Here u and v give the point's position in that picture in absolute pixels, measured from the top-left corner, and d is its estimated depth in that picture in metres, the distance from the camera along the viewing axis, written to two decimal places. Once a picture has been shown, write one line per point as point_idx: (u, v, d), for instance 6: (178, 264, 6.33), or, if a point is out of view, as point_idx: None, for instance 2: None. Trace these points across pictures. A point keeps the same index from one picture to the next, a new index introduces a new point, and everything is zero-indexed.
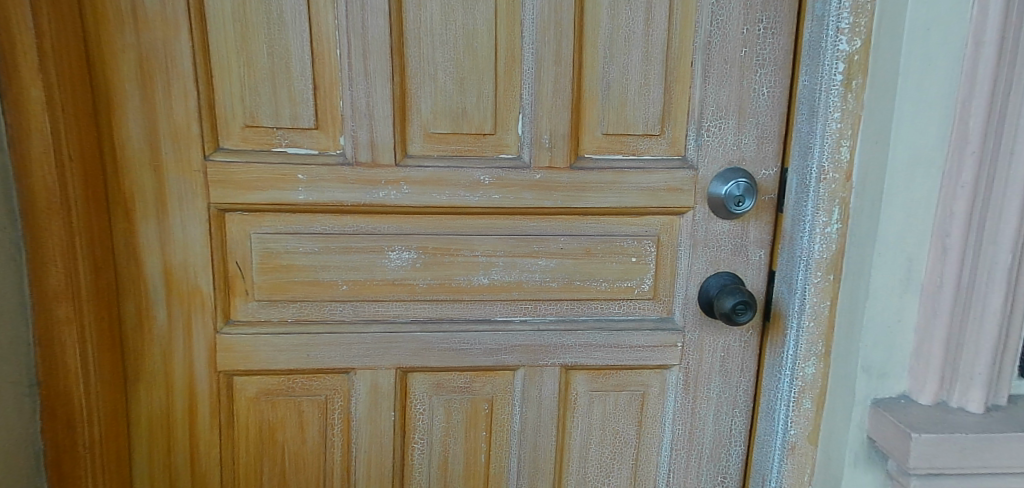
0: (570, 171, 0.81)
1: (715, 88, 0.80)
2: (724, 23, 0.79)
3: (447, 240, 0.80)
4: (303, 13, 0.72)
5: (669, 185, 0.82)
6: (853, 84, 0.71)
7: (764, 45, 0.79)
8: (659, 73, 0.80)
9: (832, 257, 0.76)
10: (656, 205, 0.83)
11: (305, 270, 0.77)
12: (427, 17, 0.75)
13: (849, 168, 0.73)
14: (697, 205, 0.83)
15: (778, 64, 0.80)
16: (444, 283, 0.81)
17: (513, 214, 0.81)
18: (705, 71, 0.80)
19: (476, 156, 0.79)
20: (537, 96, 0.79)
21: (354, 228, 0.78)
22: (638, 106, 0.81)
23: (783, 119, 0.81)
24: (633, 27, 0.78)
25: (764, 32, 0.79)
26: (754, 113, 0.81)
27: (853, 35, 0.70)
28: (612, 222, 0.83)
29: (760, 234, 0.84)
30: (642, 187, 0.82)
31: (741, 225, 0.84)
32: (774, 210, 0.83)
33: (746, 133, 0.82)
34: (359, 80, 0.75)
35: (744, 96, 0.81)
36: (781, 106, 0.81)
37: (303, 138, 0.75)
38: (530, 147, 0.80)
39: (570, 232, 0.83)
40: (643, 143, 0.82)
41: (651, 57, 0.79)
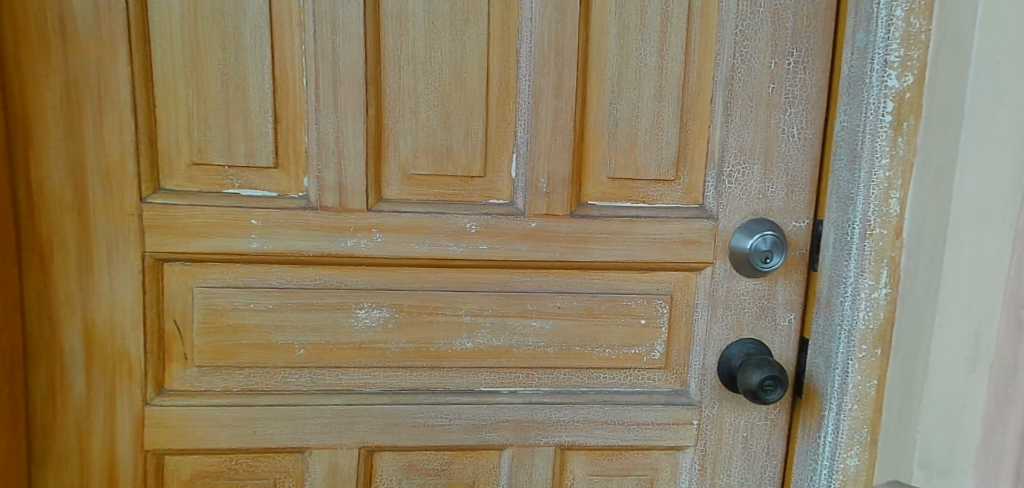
0: (570, 219, 0.70)
1: (738, 128, 0.70)
2: (748, 56, 0.69)
3: (426, 297, 0.69)
4: (265, 35, 0.63)
5: (684, 237, 0.72)
6: (904, 126, 0.61)
7: (795, 82, 0.70)
8: (674, 110, 0.70)
9: (879, 327, 0.64)
10: (670, 260, 0.72)
11: (255, 331, 0.66)
12: (408, 44, 0.65)
13: (899, 223, 0.63)
14: (717, 260, 0.72)
15: (811, 104, 0.70)
16: (420, 347, 0.69)
17: (504, 268, 0.70)
18: (727, 109, 0.70)
19: (463, 200, 0.69)
20: (534, 134, 0.69)
21: (315, 282, 0.66)
22: (650, 148, 0.70)
23: (817, 165, 0.71)
24: (645, 59, 0.69)
25: (795, 67, 0.69)
26: (782, 159, 0.71)
27: (903, 70, 0.61)
28: (620, 278, 0.72)
29: (789, 295, 0.73)
30: (653, 238, 0.71)
31: (768, 285, 0.73)
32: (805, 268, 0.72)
33: (773, 180, 0.72)
34: (326, 113, 0.64)
35: (771, 138, 0.71)
36: (813, 150, 0.71)
37: (260, 178, 0.64)
38: (524, 191, 0.70)
39: (570, 289, 0.71)
40: (655, 190, 0.72)
41: (664, 92, 0.70)
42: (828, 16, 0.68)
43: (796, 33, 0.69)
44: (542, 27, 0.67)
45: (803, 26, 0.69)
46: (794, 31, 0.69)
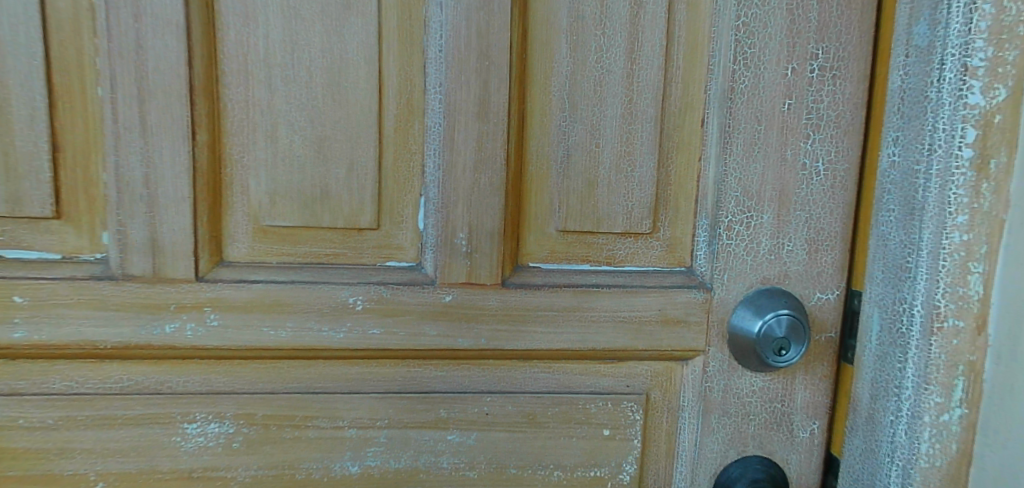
0: (501, 291, 0.49)
1: (741, 163, 0.50)
2: (756, 60, 0.49)
3: (290, 404, 0.48)
4: (36, 24, 0.42)
5: (665, 315, 0.51)
6: (990, 166, 0.41)
7: (819, 98, 0.49)
8: (650, 136, 0.50)
9: (949, 462, 0.44)
10: (643, 347, 0.51)
11: (32, 457, 0.46)
12: (258, 39, 0.45)
13: (981, 310, 0.43)
14: (712, 346, 0.52)
15: (841, 129, 0.50)
16: (281, 474, 0.49)
17: (405, 360, 0.49)
18: (725, 134, 0.50)
19: (347, 263, 0.48)
20: (448, 168, 0.48)
21: (125, 384, 0.46)
22: (616, 189, 0.50)
23: (851, 214, 0.50)
24: (609, 65, 0.48)
25: (819, 74, 0.49)
26: (803, 205, 0.50)
27: (992, 81, 0.41)
28: (574, 371, 0.52)
29: (810, 395, 0.53)
30: (620, 317, 0.51)
31: (783, 380, 0.52)
32: (832, 360, 0.52)
33: (790, 234, 0.51)
34: (130, 140, 0.44)
35: (788, 176, 0.50)
36: (846, 194, 0.50)
37: (34, 234, 0.44)
38: (435, 250, 0.49)
39: (502, 388, 0.51)
40: (624, 247, 0.51)
41: (636, 111, 0.49)
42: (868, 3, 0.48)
43: (821, 27, 0.49)
44: (458, 15, 0.46)
45: (830, 18, 0.49)
46: (818, 25, 0.49)
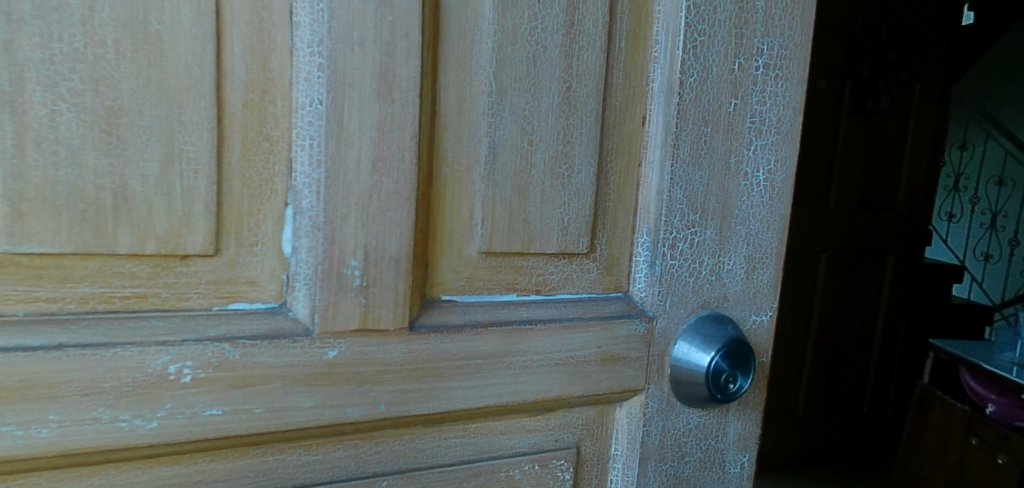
0: (408, 339, 0.36)
1: (688, 170, 0.42)
2: (705, 48, 0.41)
3: None
4: None
5: (606, 352, 0.42)
6: None
7: (762, 99, 0.44)
8: (590, 134, 0.40)
9: None
10: (580, 393, 0.42)
11: None
12: None
13: None
14: (651, 385, 0.44)
15: (780, 134, 0.45)
16: None
17: (260, 446, 0.34)
18: (671, 135, 0.41)
19: (157, 309, 0.31)
20: (331, 166, 0.32)
21: None
22: (550, 199, 0.39)
23: (782, 229, 0.46)
24: (543, 38, 0.37)
25: (764, 71, 0.43)
26: (744, 220, 0.45)
27: None
28: (493, 430, 0.40)
29: (741, 428, 0.48)
30: (555, 359, 0.40)
31: (719, 415, 0.47)
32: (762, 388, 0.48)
33: (732, 252, 0.45)
34: None
35: (731, 186, 0.44)
36: (780, 207, 0.46)
37: None
38: (310, 286, 0.34)
39: (402, 466, 0.38)
40: (557, 272, 0.41)
41: (574, 101, 0.39)
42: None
43: (766, 17, 0.43)
44: None
45: (774, 8, 0.43)
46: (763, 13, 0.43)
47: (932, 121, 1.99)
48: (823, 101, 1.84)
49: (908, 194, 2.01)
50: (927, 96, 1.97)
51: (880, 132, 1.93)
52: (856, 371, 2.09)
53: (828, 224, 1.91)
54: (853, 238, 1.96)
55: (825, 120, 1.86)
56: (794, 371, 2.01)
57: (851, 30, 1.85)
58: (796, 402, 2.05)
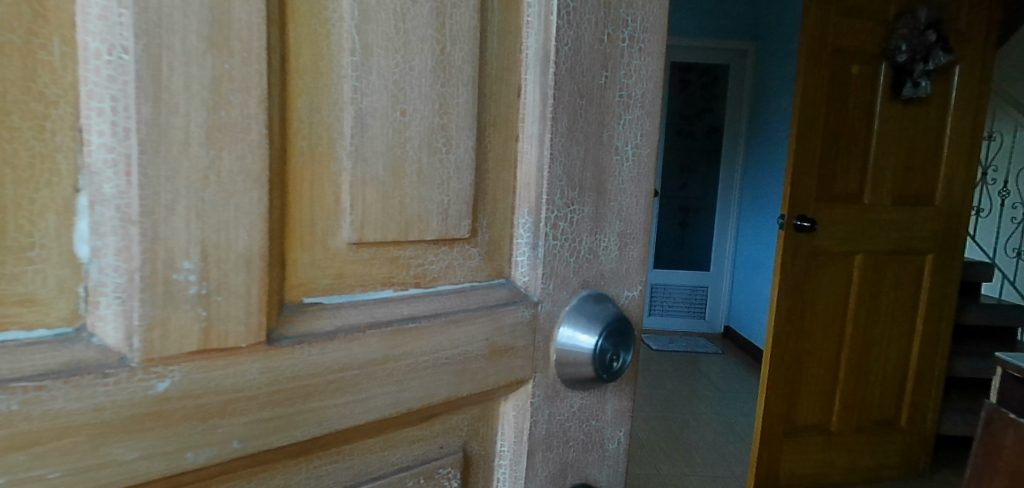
0: (269, 355, 0.29)
1: (565, 146, 0.40)
2: (578, 16, 0.39)
3: None
4: None
5: (493, 347, 0.38)
6: None
7: (629, 72, 0.43)
8: (464, 105, 0.36)
9: None
10: (469, 393, 0.38)
11: None
12: None
13: None
14: (539, 374, 0.41)
15: (644, 108, 0.44)
16: None
17: None
18: (549, 108, 0.39)
19: None
20: (151, 135, 0.24)
21: None
22: (424, 178, 0.34)
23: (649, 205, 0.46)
24: None
25: (626, 41, 0.42)
26: (620, 195, 0.43)
27: None
28: (371, 449, 0.35)
29: (618, 405, 0.48)
30: (440, 358, 0.36)
31: (599, 395, 0.46)
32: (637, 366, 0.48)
33: (609, 230, 0.43)
34: None
35: (606, 161, 0.42)
36: (650, 182, 0.46)
37: None
38: (123, 300, 0.25)
39: None
40: (436, 261, 0.36)
41: (445, 66, 0.34)
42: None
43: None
44: None
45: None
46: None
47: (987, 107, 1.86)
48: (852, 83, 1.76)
49: (962, 189, 1.88)
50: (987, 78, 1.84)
51: (919, 120, 1.83)
52: (881, 381, 1.93)
53: (867, 222, 1.80)
54: (881, 233, 1.82)
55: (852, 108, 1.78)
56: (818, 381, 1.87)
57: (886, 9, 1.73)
58: (808, 414, 1.87)
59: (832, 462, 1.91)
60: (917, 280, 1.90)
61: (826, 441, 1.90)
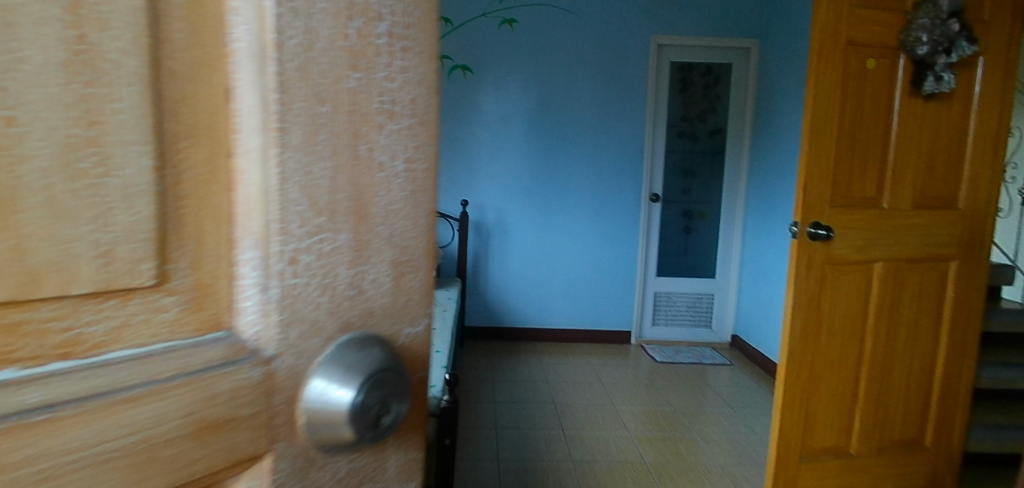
0: None
1: (281, 190, 0.42)
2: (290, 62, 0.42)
3: None
4: None
5: (216, 395, 0.40)
6: None
7: (358, 113, 0.46)
8: (158, 151, 0.37)
9: None
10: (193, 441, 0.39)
11: None
12: None
13: None
14: (297, 427, 0.44)
15: (402, 150, 0.50)
16: None
17: None
18: (257, 156, 0.41)
19: None
20: None
21: None
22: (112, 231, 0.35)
23: (432, 225, 0.55)
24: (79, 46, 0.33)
25: (373, 91, 0.47)
26: (381, 232, 0.49)
27: None
28: None
29: (398, 464, 0.55)
30: (142, 409, 0.36)
31: (375, 453, 0.52)
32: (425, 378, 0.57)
33: (353, 269, 0.47)
34: None
35: (362, 204, 0.47)
36: (416, 213, 0.52)
37: None
38: None
39: None
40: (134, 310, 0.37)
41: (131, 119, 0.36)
42: (407, 22, 0.49)
43: (366, 41, 0.46)
44: None
45: (378, 33, 0.47)
46: (359, 32, 0.45)
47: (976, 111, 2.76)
48: (876, 90, 2.67)
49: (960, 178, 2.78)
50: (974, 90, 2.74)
51: (924, 121, 2.73)
52: (911, 329, 2.80)
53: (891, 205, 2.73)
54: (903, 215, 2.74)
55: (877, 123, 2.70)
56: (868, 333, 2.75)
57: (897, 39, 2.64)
58: (819, 442, 2.74)
59: (888, 388, 2.79)
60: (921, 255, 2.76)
61: (843, 462, 2.75)
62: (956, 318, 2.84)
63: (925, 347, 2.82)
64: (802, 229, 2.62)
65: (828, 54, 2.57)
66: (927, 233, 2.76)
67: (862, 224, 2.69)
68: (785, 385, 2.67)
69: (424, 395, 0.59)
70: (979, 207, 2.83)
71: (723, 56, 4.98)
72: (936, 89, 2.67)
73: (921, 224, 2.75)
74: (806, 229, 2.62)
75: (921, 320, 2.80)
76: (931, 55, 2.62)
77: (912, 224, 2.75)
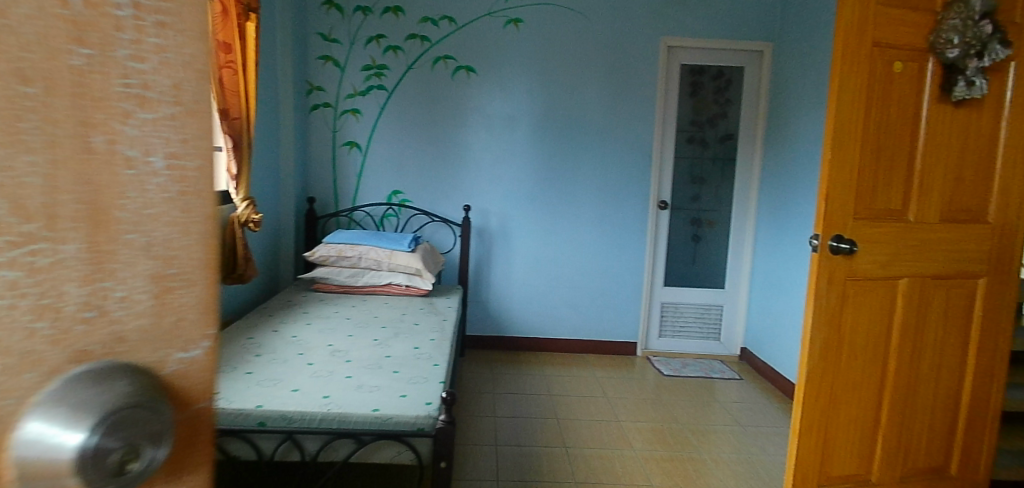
0: None
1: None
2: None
3: None
4: None
5: None
6: None
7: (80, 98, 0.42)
8: None
9: None
10: None
11: None
12: None
13: None
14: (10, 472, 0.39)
15: (161, 143, 0.48)
16: None
17: None
18: None
19: None
20: None
21: None
22: None
23: (209, 232, 0.52)
24: None
25: (111, 73, 0.44)
26: (130, 240, 0.46)
27: None
28: None
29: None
30: None
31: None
32: (204, 412, 0.54)
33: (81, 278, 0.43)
34: None
35: (103, 206, 0.44)
36: (185, 216, 0.50)
37: None
38: None
39: None
40: None
41: None
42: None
43: (98, 12, 0.43)
44: None
45: (119, 6, 0.44)
46: (85, 2, 0.42)
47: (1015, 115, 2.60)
48: (905, 95, 2.53)
49: (992, 189, 2.65)
50: (1009, 93, 2.59)
51: (954, 129, 2.58)
52: (937, 348, 2.66)
53: (918, 221, 2.59)
54: (930, 227, 2.60)
55: (903, 130, 2.56)
56: (890, 354, 2.63)
57: (925, 38, 2.50)
58: (838, 469, 2.65)
59: (909, 409, 2.67)
60: (949, 266, 2.62)
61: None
62: (985, 337, 2.69)
63: (951, 369, 2.69)
64: (824, 242, 2.50)
65: (852, 57, 2.43)
66: (955, 248, 2.62)
67: (887, 237, 2.56)
68: (802, 410, 2.59)
69: (210, 431, 0.55)
70: (1009, 219, 2.68)
71: (735, 60, 4.84)
72: (968, 94, 2.52)
73: (950, 238, 2.61)
74: (828, 242, 2.50)
75: (949, 339, 2.67)
76: (964, 58, 2.47)
77: (940, 238, 2.60)
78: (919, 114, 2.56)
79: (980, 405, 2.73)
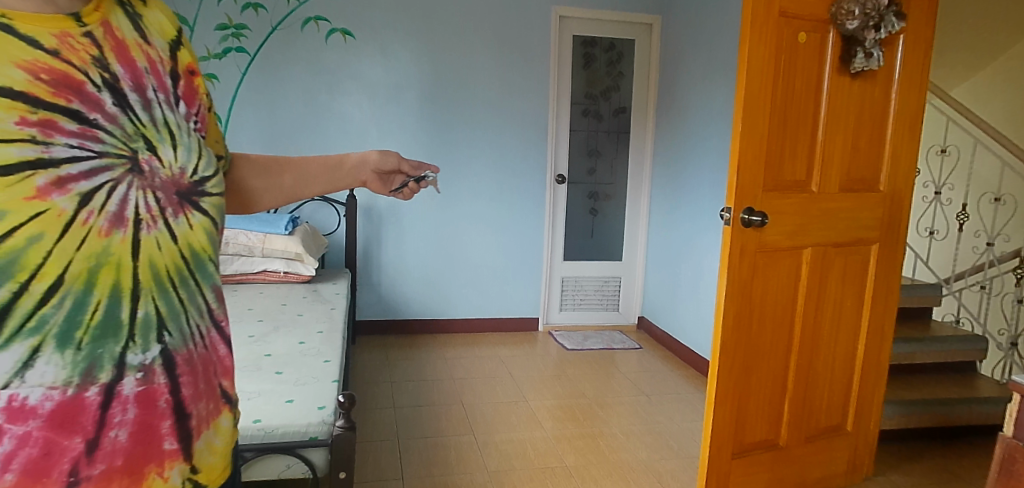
0: None
1: None
2: None
3: None
4: None
5: None
6: None
7: None
8: None
9: None
10: None
11: None
12: None
13: None
14: None
15: None
16: None
17: None
18: None
19: None
20: None
21: None
22: None
23: None
24: None
25: None
26: None
27: None
28: None
29: None
30: None
31: None
32: None
33: None
34: None
35: None
36: None
37: None
38: None
39: None
40: None
41: None
42: None
43: None
44: None
45: None
46: None
47: (901, 85, 2.74)
48: (806, 64, 2.53)
49: (880, 158, 2.80)
50: (896, 64, 2.71)
51: (852, 99, 2.66)
52: (838, 313, 2.78)
53: (819, 190, 2.66)
54: (830, 198, 2.68)
55: (806, 101, 2.58)
56: (796, 322, 2.70)
57: (825, 10, 2.52)
58: (751, 436, 2.69)
59: (813, 372, 2.78)
60: (844, 235, 2.73)
61: (772, 455, 2.74)
62: (877, 299, 2.86)
63: (848, 331, 2.83)
64: (734, 216, 2.46)
65: (761, 25, 2.38)
66: (852, 217, 2.73)
67: (793, 208, 2.58)
68: (717, 383, 2.57)
69: None
70: (898, 189, 2.84)
71: (627, 30, 4.79)
72: (866, 66, 2.60)
73: (847, 206, 2.71)
74: (740, 215, 2.46)
75: (846, 303, 2.80)
76: (863, 30, 2.55)
77: (840, 208, 2.70)
78: (825, 82, 2.59)
79: (874, 363, 2.93)
